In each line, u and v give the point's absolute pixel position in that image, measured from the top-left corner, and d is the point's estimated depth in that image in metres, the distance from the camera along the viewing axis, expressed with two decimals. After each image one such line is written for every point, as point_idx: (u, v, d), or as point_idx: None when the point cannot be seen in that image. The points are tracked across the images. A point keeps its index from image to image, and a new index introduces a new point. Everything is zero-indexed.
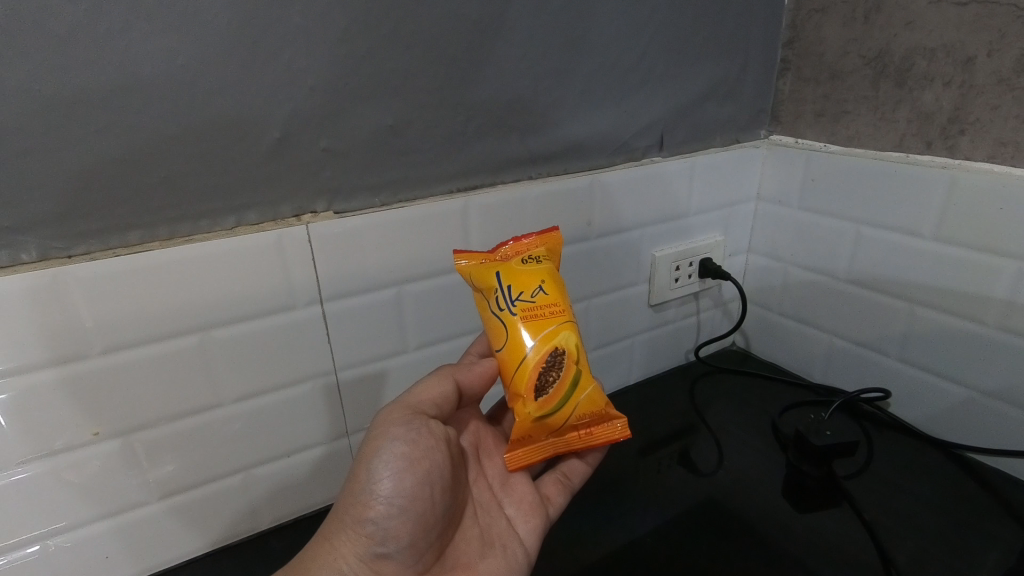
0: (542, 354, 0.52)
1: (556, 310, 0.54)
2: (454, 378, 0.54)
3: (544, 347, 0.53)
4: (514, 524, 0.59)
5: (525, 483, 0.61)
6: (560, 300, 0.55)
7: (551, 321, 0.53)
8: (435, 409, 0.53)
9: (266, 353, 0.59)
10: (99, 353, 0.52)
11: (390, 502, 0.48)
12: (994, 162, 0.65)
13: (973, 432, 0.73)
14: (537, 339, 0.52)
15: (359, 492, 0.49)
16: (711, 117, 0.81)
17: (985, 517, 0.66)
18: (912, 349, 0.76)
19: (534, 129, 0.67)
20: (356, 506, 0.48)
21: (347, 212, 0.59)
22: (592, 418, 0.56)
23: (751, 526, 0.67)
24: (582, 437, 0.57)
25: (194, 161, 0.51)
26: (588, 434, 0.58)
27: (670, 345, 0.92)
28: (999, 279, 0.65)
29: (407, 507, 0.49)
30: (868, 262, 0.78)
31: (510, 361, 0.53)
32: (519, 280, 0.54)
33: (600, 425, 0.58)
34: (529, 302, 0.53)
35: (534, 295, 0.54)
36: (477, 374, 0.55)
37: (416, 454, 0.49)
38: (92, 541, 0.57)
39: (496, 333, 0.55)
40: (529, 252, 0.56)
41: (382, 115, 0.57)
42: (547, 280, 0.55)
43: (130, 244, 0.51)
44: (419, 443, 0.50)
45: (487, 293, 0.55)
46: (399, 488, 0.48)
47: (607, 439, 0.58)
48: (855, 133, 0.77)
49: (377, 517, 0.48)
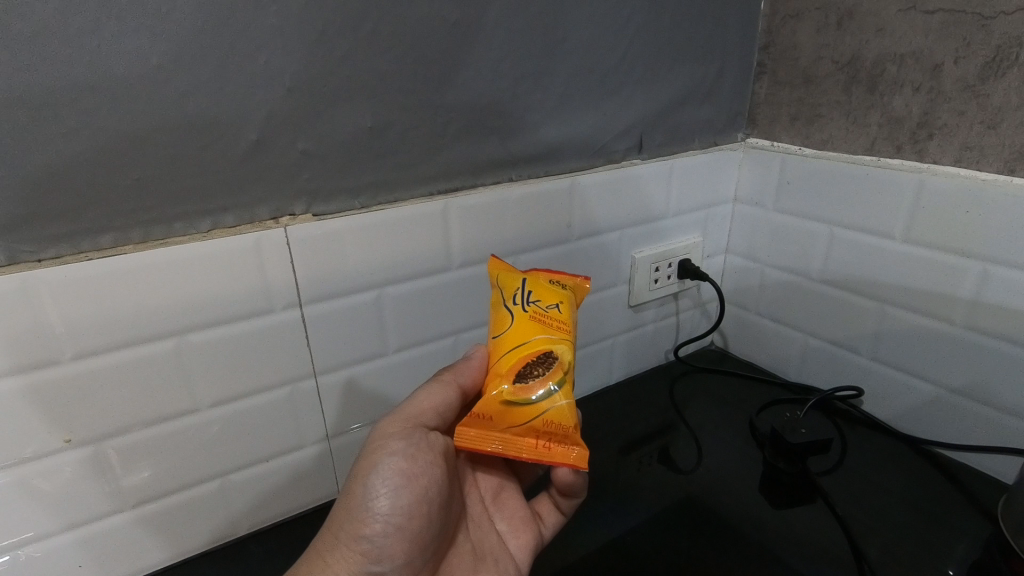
0: (536, 349, 0.50)
1: (564, 331, 0.52)
2: (457, 385, 0.52)
3: (539, 343, 0.50)
4: (504, 539, 0.59)
5: (516, 499, 0.62)
6: (571, 324, 0.53)
7: (557, 334, 0.51)
8: (437, 420, 0.52)
9: (244, 356, 0.58)
10: (71, 359, 0.50)
11: (387, 520, 0.48)
12: (961, 166, 0.67)
13: (941, 428, 0.75)
14: (536, 338, 0.50)
15: (356, 509, 0.48)
16: (690, 119, 0.82)
17: (950, 509, 0.69)
18: (883, 348, 0.78)
19: (512, 132, 0.67)
20: (351, 523, 0.48)
21: (325, 214, 0.58)
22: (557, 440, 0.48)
23: (729, 523, 0.68)
24: (537, 447, 0.47)
25: (166, 164, 0.50)
26: (545, 448, 0.47)
27: (649, 344, 0.93)
28: (966, 279, 0.67)
29: (405, 525, 0.49)
30: (841, 263, 0.79)
31: (503, 348, 0.51)
32: (541, 291, 0.54)
33: (563, 446, 0.47)
34: (541, 310, 0.52)
35: (548, 307, 0.53)
36: (475, 367, 0.53)
37: (415, 470, 0.49)
38: (63, 552, 0.56)
39: (498, 324, 0.53)
40: (557, 278, 0.57)
41: (360, 117, 0.57)
42: (564, 302, 0.54)
43: (102, 247, 0.50)
44: (417, 458, 0.50)
45: (503, 289, 0.54)
46: (396, 505, 0.48)
47: (565, 460, 0.47)
48: (828, 136, 0.79)
49: (373, 534, 0.48)
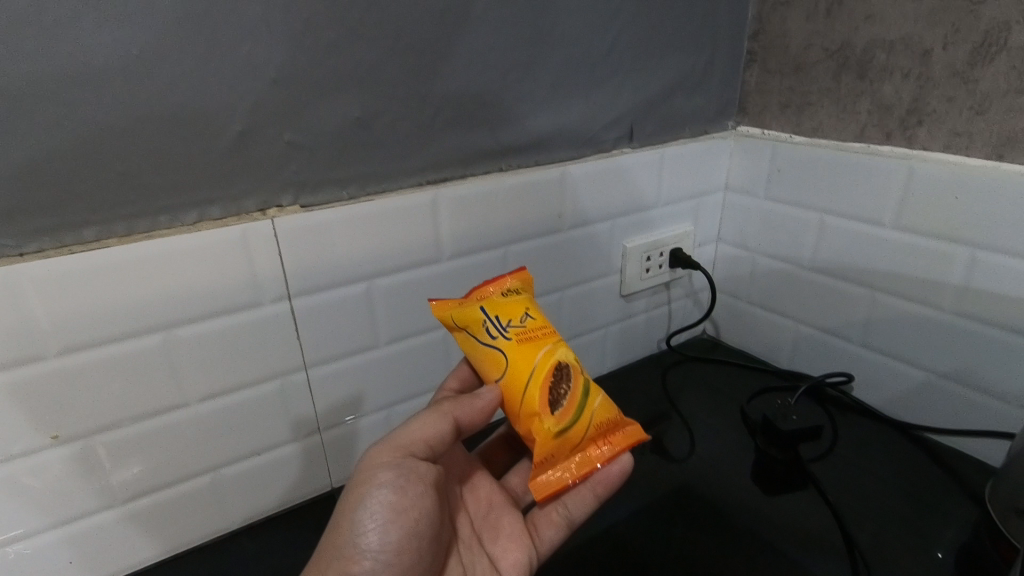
0: (549, 369, 0.52)
1: (549, 333, 0.54)
2: (453, 417, 0.52)
3: (548, 363, 0.52)
4: (497, 561, 0.58)
5: (511, 518, 0.60)
6: (547, 322, 0.55)
7: (557, 346, 0.54)
8: (428, 449, 0.51)
9: (234, 349, 0.57)
10: (58, 355, 0.50)
11: (377, 556, 0.48)
12: (950, 153, 0.67)
13: (930, 412, 0.75)
14: (542, 360, 0.52)
15: (345, 545, 0.48)
16: (680, 108, 0.82)
17: (938, 494, 0.69)
18: (873, 335, 0.78)
19: (501, 121, 0.66)
20: (339, 560, 0.48)
21: (313, 206, 0.58)
22: (610, 429, 0.57)
23: (720, 509, 0.69)
24: (603, 450, 0.56)
25: (150, 155, 0.49)
26: (608, 445, 0.56)
27: (641, 334, 0.93)
28: (954, 264, 0.68)
29: (395, 560, 0.49)
30: (831, 251, 0.80)
31: (516, 388, 0.52)
32: (505, 309, 0.54)
33: (617, 431, 0.57)
34: (522, 328, 0.53)
35: (523, 320, 0.54)
36: (478, 407, 0.53)
37: (404, 503, 0.49)
38: (53, 548, 0.55)
39: (495, 364, 0.53)
40: (504, 283, 0.56)
41: (346, 107, 0.56)
42: (530, 307, 0.55)
43: (86, 241, 0.49)
44: (407, 490, 0.49)
45: (475, 328, 0.54)
46: (386, 541, 0.48)
47: (629, 443, 0.57)
48: (819, 124, 0.79)
49: (363, 572, 0.48)
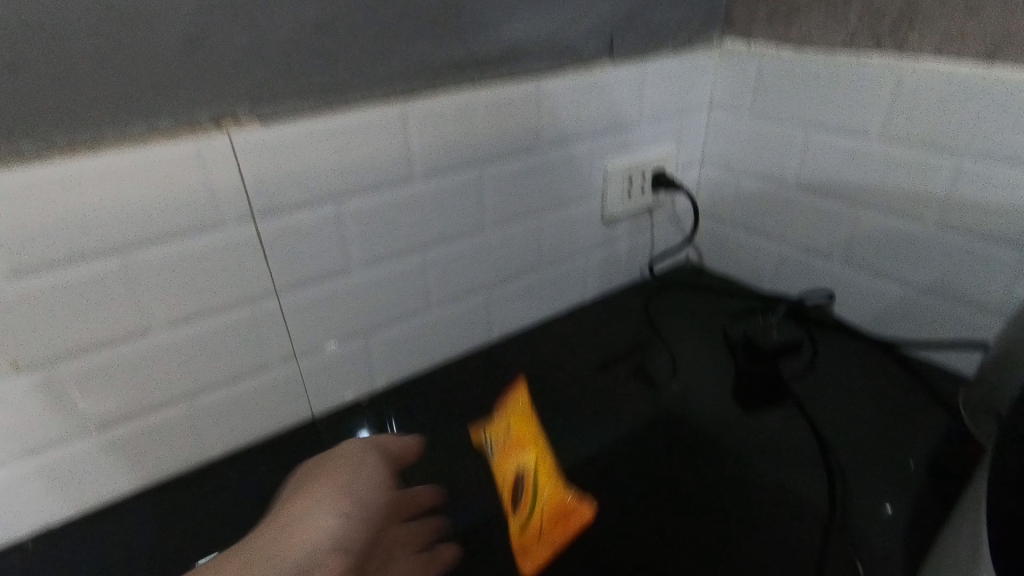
0: (506, 476, 0.51)
1: (518, 441, 0.51)
2: (378, 444, 0.56)
3: (506, 474, 0.51)
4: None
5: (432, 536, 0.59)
6: (524, 430, 0.52)
7: (519, 442, 0.51)
8: (365, 453, 0.55)
9: (198, 273, 0.55)
10: (8, 279, 0.47)
11: (325, 544, 0.48)
12: (943, 58, 0.63)
13: (909, 326, 0.76)
14: (502, 477, 0.52)
15: (274, 548, 0.47)
16: (662, 19, 0.77)
17: (913, 404, 0.71)
18: (855, 252, 0.78)
19: (472, 29, 0.62)
20: (278, 550, 0.47)
21: (272, 119, 0.54)
22: (545, 513, 0.47)
23: (702, 428, 0.70)
24: (549, 513, 0.47)
25: (85, 60, 0.45)
26: (552, 506, 0.48)
27: (624, 261, 0.91)
28: (938, 175, 0.67)
29: (348, 545, 0.50)
30: (816, 167, 0.78)
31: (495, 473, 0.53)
32: (496, 430, 0.55)
33: (568, 503, 0.48)
34: (502, 439, 0.53)
35: (503, 435, 0.53)
36: (400, 440, 0.58)
37: (350, 497, 0.51)
38: (27, 479, 0.54)
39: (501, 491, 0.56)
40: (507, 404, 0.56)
41: (300, 9, 0.51)
42: (514, 417, 0.54)
43: (23, 155, 0.45)
44: (353, 486, 0.52)
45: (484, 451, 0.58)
46: (335, 529, 0.49)
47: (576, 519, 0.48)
48: (807, 34, 0.74)
49: (309, 559, 0.47)
